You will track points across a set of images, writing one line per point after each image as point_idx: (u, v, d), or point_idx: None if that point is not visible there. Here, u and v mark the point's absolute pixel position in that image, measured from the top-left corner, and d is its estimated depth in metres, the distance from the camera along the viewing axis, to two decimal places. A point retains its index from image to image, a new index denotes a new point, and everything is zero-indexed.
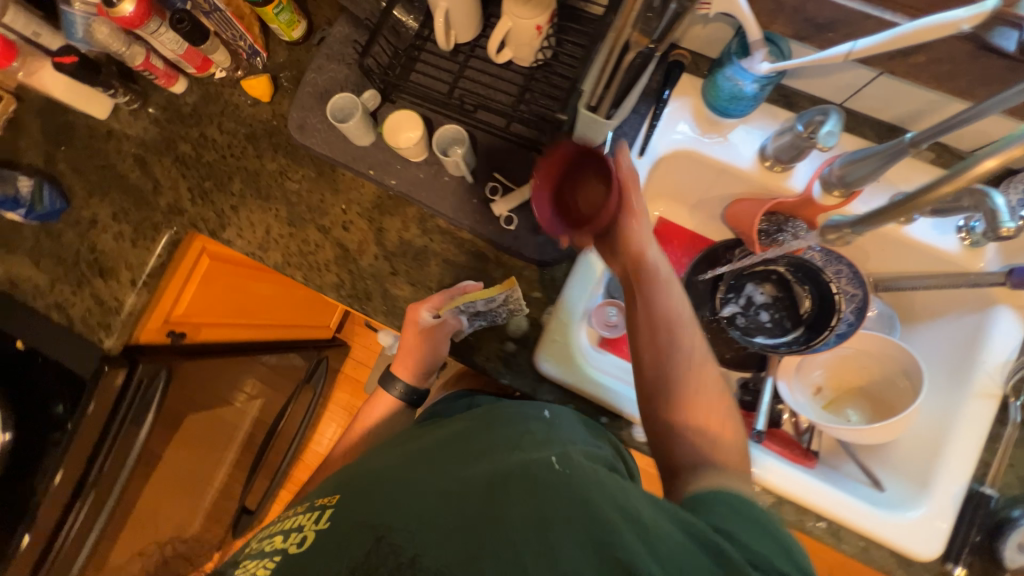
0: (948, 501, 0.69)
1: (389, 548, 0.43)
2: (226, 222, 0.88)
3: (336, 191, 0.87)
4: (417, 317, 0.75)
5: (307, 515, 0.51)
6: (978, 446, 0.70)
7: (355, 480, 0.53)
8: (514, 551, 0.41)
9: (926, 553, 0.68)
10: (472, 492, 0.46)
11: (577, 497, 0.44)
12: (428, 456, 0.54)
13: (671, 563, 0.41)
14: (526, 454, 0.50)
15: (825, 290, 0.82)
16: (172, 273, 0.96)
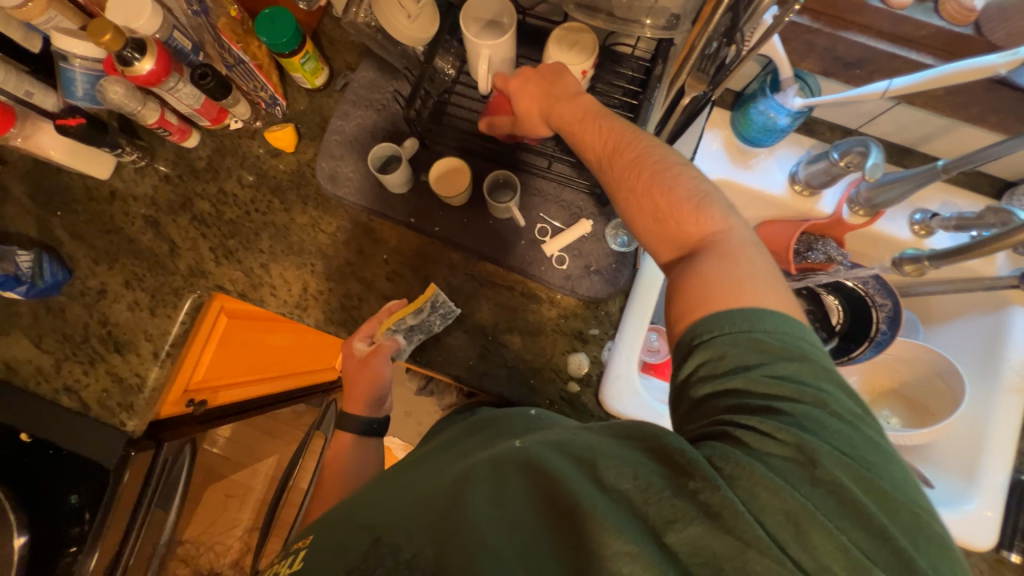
0: (996, 493, 0.75)
1: (387, 549, 0.49)
2: (257, 282, 0.83)
3: (375, 240, 0.84)
4: (351, 346, 0.78)
5: (288, 558, 0.56)
6: (1014, 437, 0.76)
7: (355, 500, 0.58)
8: (478, 525, 0.46)
9: (984, 544, 0.73)
10: (446, 486, 0.53)
11: (529, 466, 0.49)
12: (415, 473, 0.61)
13: (630, 492, 0.43)
14: (505, 443, 0.57)
15: (857, 301, 0.88)
16: (195, 339, 0.89)
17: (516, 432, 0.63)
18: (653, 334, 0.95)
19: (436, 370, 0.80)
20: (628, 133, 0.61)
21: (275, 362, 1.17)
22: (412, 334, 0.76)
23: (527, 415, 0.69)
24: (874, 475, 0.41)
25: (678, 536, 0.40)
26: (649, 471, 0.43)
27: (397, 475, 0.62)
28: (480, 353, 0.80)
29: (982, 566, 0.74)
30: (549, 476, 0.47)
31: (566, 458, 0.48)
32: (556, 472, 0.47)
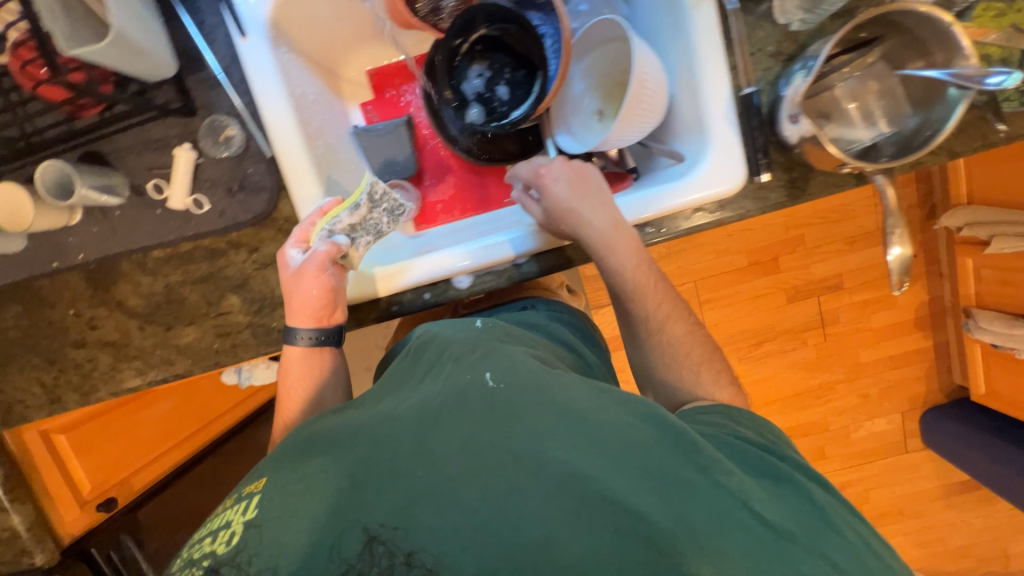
0: (726, 130, 0.68)
1: (385, 546, 0.44)
2: (6, 405, 0.81)
3: (52, 303, 0.77)
4: (287, 257, 0.70)
5: (233, 508, 0.51)
6: (722, 56, 0.66)
7: (292, 458, 0.53)
8: (478, 494, 0.44)
9: (734, 186, 0.69)
10: (410, 428, 0.49)
11: (508, 409, 0.49)
12: (356, 419, 0.55)
13: (626, 452, 0.46)
14: (466, 369, 0.54)
15: (521, 20, 0.76)
16: (38, 470, 0.91)
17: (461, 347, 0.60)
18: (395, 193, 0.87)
19: (198, 371, 0.79)
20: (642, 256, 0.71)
21: (182, 422, 1.17)
22: (353, 233, 0.70)
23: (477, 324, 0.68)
24: (836, 521, 0.49)
25: (683, 498, 0.44)
26: (637, 430, 0.48)
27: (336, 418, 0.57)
28: (216, 333, 0.77)
29: (746, 203, 0.71)
30: (536, 426, 0.47)
31: (550, 411, 0.48)
32: (543, 427, 0.47)
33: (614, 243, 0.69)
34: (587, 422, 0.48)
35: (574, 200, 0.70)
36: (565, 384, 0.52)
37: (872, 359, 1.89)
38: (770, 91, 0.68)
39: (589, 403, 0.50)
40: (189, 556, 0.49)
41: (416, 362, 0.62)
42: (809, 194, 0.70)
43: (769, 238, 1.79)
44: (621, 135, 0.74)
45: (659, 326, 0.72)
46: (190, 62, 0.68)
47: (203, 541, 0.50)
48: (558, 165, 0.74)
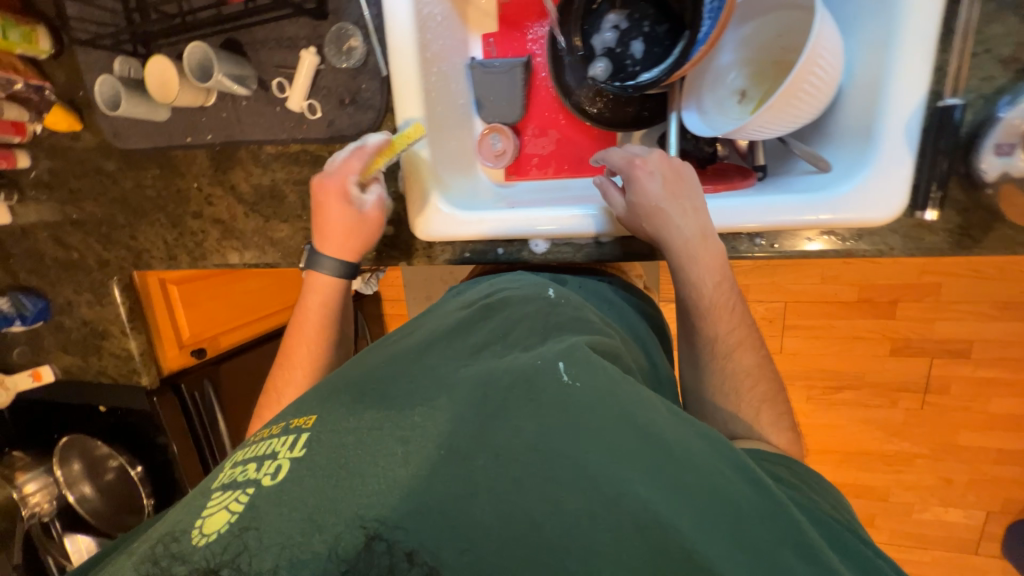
0: (900, 145, 0.55)
1: (387, 545, 0.35)
2: (138, 251, 0.95)
3: (182, 173, 0.86)
4: (344, 187, 0.69)
5: (280, 441, 0.45)
6: (930, 51, 0.52)
7: (336, 400, 0.48)
8: (544, 510, 0.36)
9: (886, 216, 0.57)
10: (470, 406, 0.43)
11: (589, 416, 0.41)
12: (400, 376, 0.50)
13: (714, 508, 0.38)
14: (535, 355, 0.48)
15: None
16: (152, 308, 1.08)
17: (524, 331, 0.56)
18: (495, 137, 0.86)
19: (284, 265, 0.86)
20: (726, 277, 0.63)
21: (258, 303, 1.32)
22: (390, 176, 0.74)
23: (544, 301, 0.61)
24: None
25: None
26: (721, 470, 0.41)
27: (379, 367, 0.52)
28: (305, 235, 0.82)
29: (892, 239, 0.59)
30: (618, 442, 0.39)
31: (636, 431, 0.40)
32: (627, 449, 0.39)
33: (697, 254, 0.62)
34: (674, 456, 0.40)
35: (665, 199, 0.63)
36: (650, 405, 0.45)
37: (973, 445, 1.62)
38: (982, 109, 0.53)
39: (677, 434, 0.42)
40: (233, 478, 0.43)
41: (476, 330, 0.56)
42: (981, 248, 0.56)
43: (896, 277, 1.53)
44: (760, 128, 0.63)
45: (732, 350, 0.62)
46: None
47: (248, 465, 0.44)
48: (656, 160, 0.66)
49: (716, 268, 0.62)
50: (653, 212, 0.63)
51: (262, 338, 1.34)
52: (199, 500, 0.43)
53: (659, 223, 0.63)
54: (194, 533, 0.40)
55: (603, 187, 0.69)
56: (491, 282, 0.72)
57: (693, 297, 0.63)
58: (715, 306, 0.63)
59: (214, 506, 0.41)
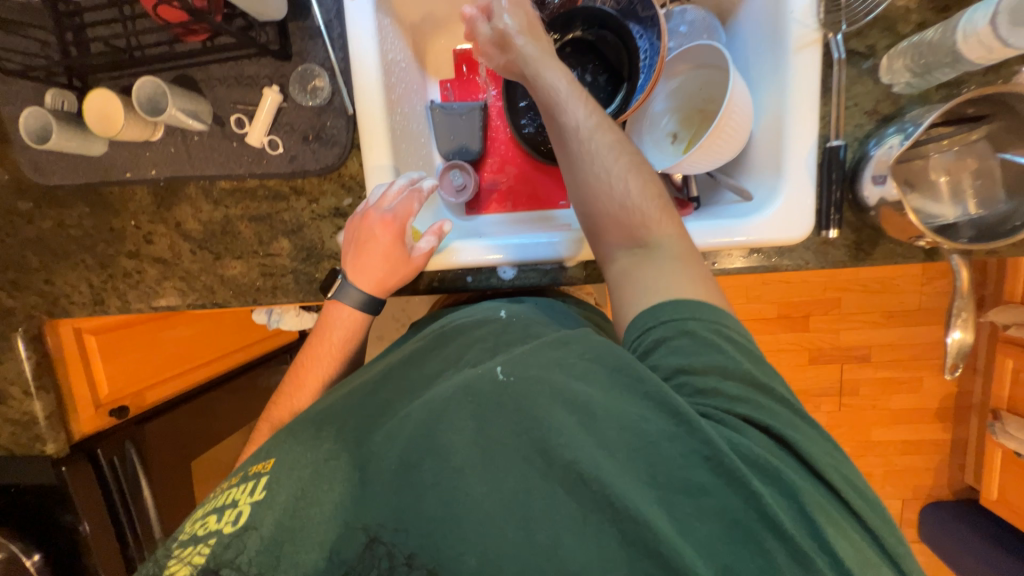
0: (804, 177, 0.67)
1: (384, 547, 0.43)
2: (53, 296, 0.85)
3: (117, 211, 0.80)
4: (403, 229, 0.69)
5: (240, 488, 0.51)
6: (815, 102, 0.65)
7: (305, 432, 0.54)
8: (483, 501, 0.42)
9: (799, 235, 0.68)
10: (420, 420, 0.48)
11: (511, 406, 0.46)
12: (360, 411, 0.55)
13: (626, 450, 0.43)
14: (480, 365, 0.53)
15: (622, 28, 0.74)
16: (66, 363, 0.93)
17: (478, 352, 0.59)
18: (456, 173, 0.90)
19: (236, 304, 0.81)
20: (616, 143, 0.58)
21: (195, 349, 1.20)
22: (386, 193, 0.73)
23: (497, 319, 0.64)
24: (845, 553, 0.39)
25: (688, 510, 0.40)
26: (639, 413, 0.44)
27: (336, 404, 0.57)
28: (261, 272, 0.79)
29: (806, 255, 0.70)
30: (538, 416, 0.44)
31: (558, 407, 0.45)
32: (549, 426, 0.44)
33: (569, 100, 0.60)
34: (597, 420, 0.44)
35: (541, 58, 0.62)
36: (576, 370, 0.48)
37: (883, 439, 1.83)
38: (858, 149, 0.66)
39: (603, 395, 0.45)
40: (196, 530, 0.49)
41: (428, 353, 0.62)
42: (871, 258, 0.69)
43: (806, 294, 1.75)
44: (691, 163, 0.73)
45: (593, 137, 0.58)
46: (298, 10, 0.70)
47: (208, 518, 0.50)
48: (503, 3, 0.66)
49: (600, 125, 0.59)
50: (533, 73, 0.62)
51: (200, 390, 1.21)
52: (164, 549, 0.50)
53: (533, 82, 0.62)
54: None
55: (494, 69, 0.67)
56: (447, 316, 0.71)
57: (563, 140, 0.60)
58: (607, 172, 0.57)
59: (180, 554, 0.47)
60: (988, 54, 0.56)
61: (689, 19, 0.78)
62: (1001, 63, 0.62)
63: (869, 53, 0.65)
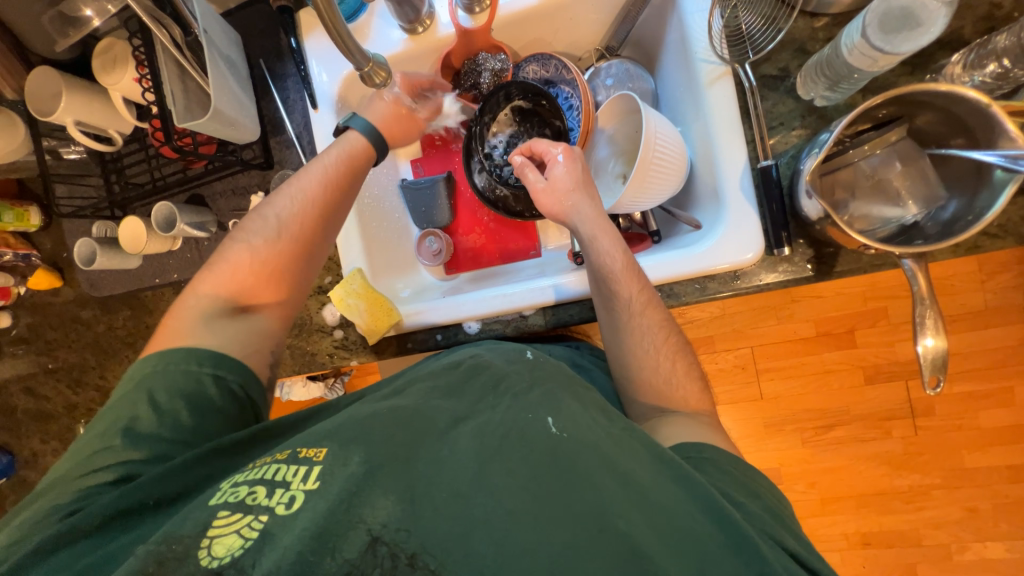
0: (743, 199, 0.67)
1: (388, 547, 0.44)
2: (106, 389, 1.00)
3: (151, 310, 0.95)
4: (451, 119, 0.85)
5: (290, 468, 0.50)
6: (739, 126, 0.66)
7: (346, 438, 0.51)
8: (532, 544, 0.44)
9: (748, 258, 0.67)
10: (487, 450, 0.50)
11: (566, 458, 0.48)
12: (404, 420, 0.54)
13: (672, 535, 0.45)
14: (522, 404, 0.54)
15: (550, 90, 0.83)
16: None
17: (515, 378, 0.58)
18: (431, 239, 0.96)
19: None
20: (659, 312, 0.69)
21: None
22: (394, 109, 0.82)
23: (525, 360, 0.63)
24: None
25: None
26: (688, 510, 0.47)
27: (378, 413, 0.55)
28: None
29: (764, 275, 0.68)
30: (594, 480, 0.47)
31: (612, 476, 0.47)
32: (603, 490, 0.46)
33: (617, 272, 0.69)
34: (648, 498, 0.46)
35: (597, 232, 0.71)
36: (629, 445, 0.51)
37: (980, 466, 1.52)
38: (791, 164, 0.66)
39: (655, 483, 0.48)
40: (240, 498, 0.48)
41: (469, 380, 0.60)
42: (837, 270, 0.66)
43: (844, 307, 1.56)
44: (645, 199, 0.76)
45: (640, 313, 0.68)
46: (275, 128, 0.84)
47: (255, 488, 0.49)
48: (561, 155, 0.74)
49: (644, 296, 0.69)
50: (586, 241, 0.72)
51: None
52: (195, 518, 0.47)
53: (590, 245, 0.72)
54: (202, 553, 0.44)
55: (544, 210, 0.77)
56: (453, 352, 0.72)
57: (608, 297, 0.70)
58: (643, 335, 0.68)
59: (224, 524, 0.46)
60: (874, 63, 0.56)
61: (614, 72, 0.85)
62: (927, 59, 0.60)
63: (784, 74, 0.66)
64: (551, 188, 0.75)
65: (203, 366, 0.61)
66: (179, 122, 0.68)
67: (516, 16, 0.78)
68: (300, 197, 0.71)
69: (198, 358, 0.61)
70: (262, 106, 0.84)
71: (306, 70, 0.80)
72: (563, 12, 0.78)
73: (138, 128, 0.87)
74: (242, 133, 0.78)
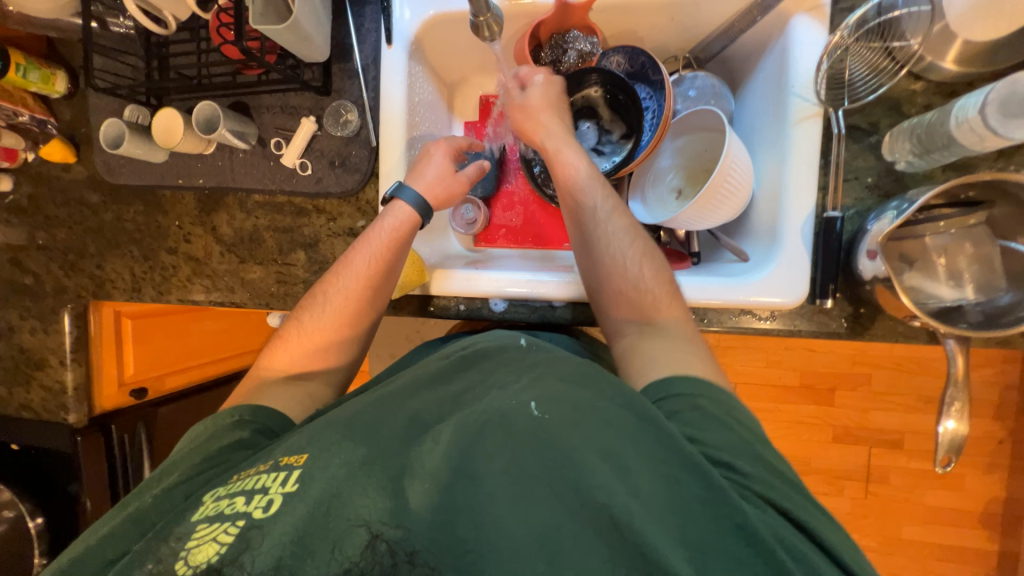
0: (799, 243, 0.66)
1: (387, 544, 0.44)
2: (101, 280, 0.95)
3: (166, 212, 0.90)
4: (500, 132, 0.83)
5: (270, 476, 0.50)
6: (814, 171, 0.65)
7: (329, 441, 0.51)
8: (517, 535, 0.44)
9: (793, 300, 0.66)
10: (469, 432, 0.49)
11: (544, 438, 0.48)
12: (383, 425, 0.52)
13: (663, 513, 0.44)
14: (508, 392, 0.52)
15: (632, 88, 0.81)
16: (100, 345, 1.04)
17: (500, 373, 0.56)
18: (468, 207, 0.95)
19: (250, 305, 0.88)
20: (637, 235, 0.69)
21: (206, 345, 1.33)
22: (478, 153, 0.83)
23: (517, 347, 0.60)
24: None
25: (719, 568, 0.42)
26: (672, 478, 0.46)
27: (363, 411, 0.55)
28: (277, 279, 0.86)
29: (800, 321, 0.68)
30: (574, 457, 0.47)
31: (593, 450, 0.47)
32: (587, 463, 0.46)
33: (584, 184, 0.71)
34: (631, 470, 0.46)
35: (568, 147, 0.73)
36: (610, 418, 0.49)
37: (915, 538, 1.60)
38: (855, 220, 0.66)
39: (641, 457, 0.47)
40: (219, 510, 0.48)
41: (454, 376, 0.58)
42: (870, 333, 0.67)
43: (832, 365, 1.60)
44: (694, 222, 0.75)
45: (606, 218, 0.69)
46: (341, 54, 0.80)
47: (236, 498, 0.49)
48: (539, 77, 0.77)
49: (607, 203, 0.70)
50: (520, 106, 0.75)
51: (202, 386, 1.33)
52: (179, 533, 0.48)
53: (551, 154, 0.73)
54: (180, 565, 0.45)
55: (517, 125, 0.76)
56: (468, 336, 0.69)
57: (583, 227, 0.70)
58: (619, 255, 0.68)
59: (202, 536, 0.47)
60: (981, 141, 0.57)
61: (698, 85, 0.83)
62: (1015, 150, 0.61)
63: (871, 130, 0.66)
64: (525, 106, 0.76)
65: (241, 416, 0.63)
66: (254, 24, 0.64)
67: (619, 2, 0.75)
68: (353, 270, 0.72)
69: (237, 411, 0.64)
70: (333, 28, 0.79)
71: (390, 2, 0.76)
72: (667, 10, 0.75)
73: (194, 17, 0.81)
74: (309, 52, 0.74)
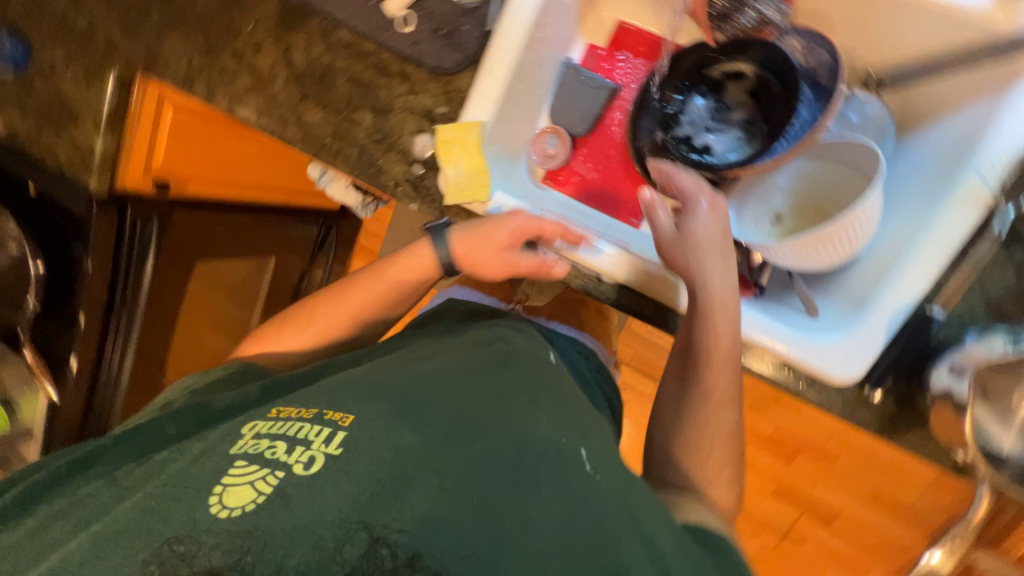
0: (883, 328, 0.61)
1: (387, 549, 0.47)
2: (154, 55, 0.88)
3: (244, 10, 0.82)
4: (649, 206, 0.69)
5: (314, 430, 0.57)
6: (940, 264, 0.59)
7: (378, 414, 0.58)
8: None
9: (845, 378, 0.61)
10: (511, 465, 0.53)
11: (581, 499, 0.51)
12: (425, 413, 0.58)
13: None
14: (548, 430, 0.58)
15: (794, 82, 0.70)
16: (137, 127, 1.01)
17: (542, 400, 0.63)
18: (552, 139, 0.86)
19: (298, 148, 0.82)
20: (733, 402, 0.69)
21: (243, 165, 1.31)
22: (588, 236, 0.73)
23: (545, 369, 0.71)
24: None
25: None
26: None
27: (416, 390, 0.62)
28: (334, 132, 0.79)
29: (835, 399, 0.65)
30: (604, 528, 0.50)
31: (626, 530, 0.50)
32: (616, 540, 0.49)
33: (717, 342, 0.65)
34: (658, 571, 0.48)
35: (715, 299, 0.65)
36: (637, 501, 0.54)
37: None
38: (952, 330, 0.62)
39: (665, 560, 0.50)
40: (261, 452, 0.56)
41: (500, 381, 0.65)
42: (900, 441, 0.63)
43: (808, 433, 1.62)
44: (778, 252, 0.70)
45: (714, 379, 0.67)
46: None
47: (277, 444, 0.57)
48: (704, 204, 0.68)
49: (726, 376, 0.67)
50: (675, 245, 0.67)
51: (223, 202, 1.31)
52: (221, 461, 0.57)
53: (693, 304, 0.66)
54: (214, 502, 0.53)
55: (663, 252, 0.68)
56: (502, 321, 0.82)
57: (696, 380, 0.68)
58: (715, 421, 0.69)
59: (239, 475, 0.55)
60: None
61: (867, 111, 0.70)
62: None
63: None
64: (678, 237, 0.68)
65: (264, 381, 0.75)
66: None
67: None
68: (383, 275, 0.82)
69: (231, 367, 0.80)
70: None
71: None
72: None
73: None
74: None
